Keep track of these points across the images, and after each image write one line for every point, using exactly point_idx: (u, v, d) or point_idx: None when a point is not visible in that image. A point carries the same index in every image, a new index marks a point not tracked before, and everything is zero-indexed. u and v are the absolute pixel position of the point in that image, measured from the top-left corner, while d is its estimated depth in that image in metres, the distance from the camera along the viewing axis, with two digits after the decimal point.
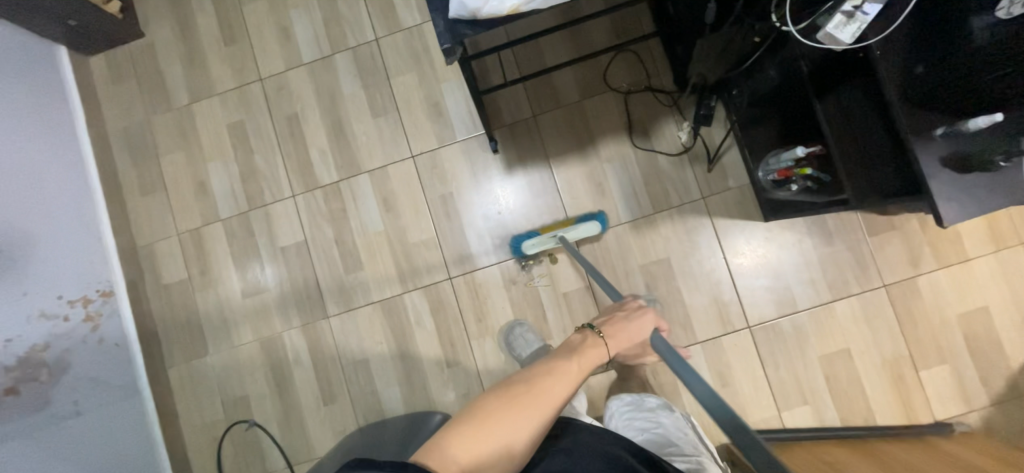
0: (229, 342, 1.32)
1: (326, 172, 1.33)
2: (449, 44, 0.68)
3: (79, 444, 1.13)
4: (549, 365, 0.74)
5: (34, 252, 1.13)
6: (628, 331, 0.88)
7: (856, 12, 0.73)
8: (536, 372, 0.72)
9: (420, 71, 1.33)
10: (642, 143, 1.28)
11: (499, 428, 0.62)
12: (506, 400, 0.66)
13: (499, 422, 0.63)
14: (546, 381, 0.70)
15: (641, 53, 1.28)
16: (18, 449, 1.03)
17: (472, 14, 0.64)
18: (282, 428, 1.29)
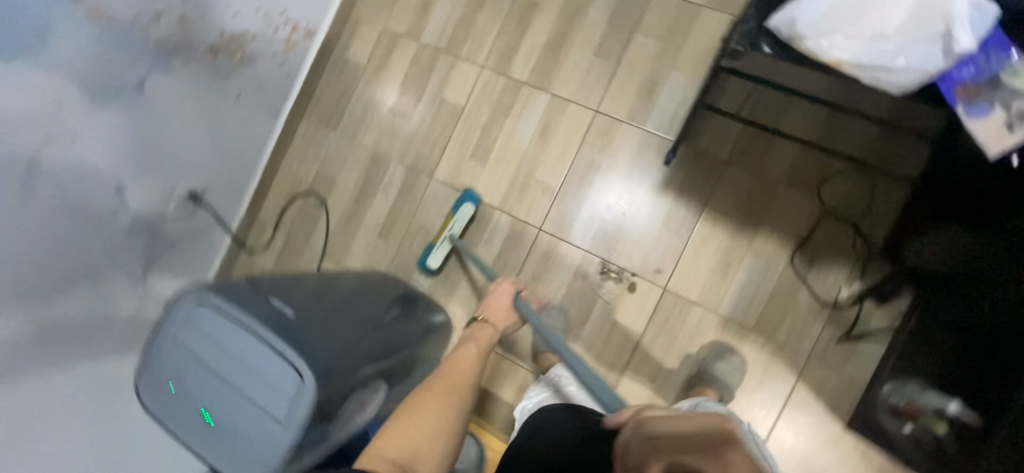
0: (353, 135, 1.46)
1: (520, 68, 1.34)
2: (740, 48, 0.66)
3: (223, 125, 1.28)
4: (452, 356, 0.98)
5: None
6: (494, 310, 1.10)
7: None
8: (446, 366, 0.95)
9: (665, 46, 1.25)
10: (799, 266, 1.13)
11: (424, 422, 0.81)
12: (426, 390, 0.87)
13: (423, 415, 0.82)
14: (448, 368, 0.94)
15: (877, 189, 1.10)
16: (188, 96, 1.18)
17: (791, 36, 0.62)
18: (338, 225, 1.44)
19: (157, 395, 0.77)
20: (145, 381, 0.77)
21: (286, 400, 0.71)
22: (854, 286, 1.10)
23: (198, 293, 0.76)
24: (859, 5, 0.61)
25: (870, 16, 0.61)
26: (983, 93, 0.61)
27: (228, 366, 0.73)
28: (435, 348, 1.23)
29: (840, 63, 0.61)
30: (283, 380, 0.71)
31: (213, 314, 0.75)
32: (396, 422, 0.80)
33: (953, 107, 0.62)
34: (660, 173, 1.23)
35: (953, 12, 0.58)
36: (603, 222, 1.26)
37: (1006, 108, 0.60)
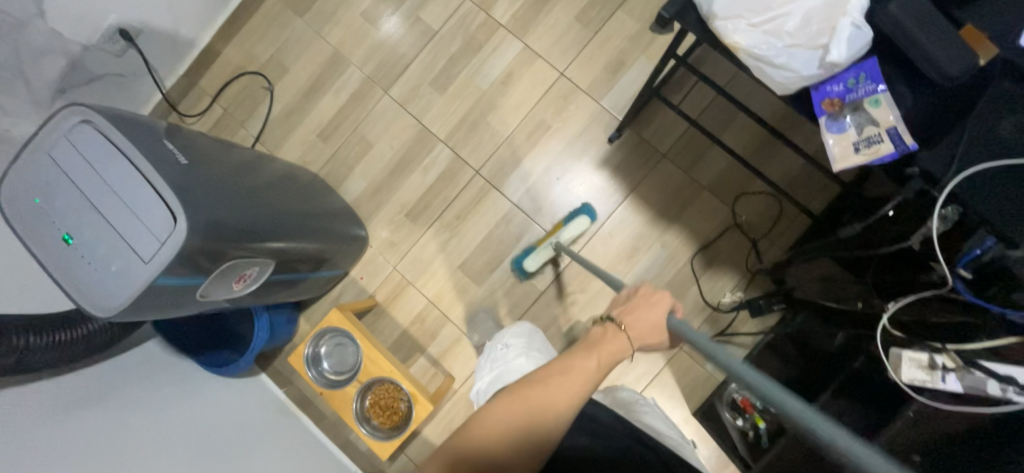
0: (317, 27, 1.39)
1: (502, 10, 1.32)
2: (668, 16, 0.70)
3: None
4: (565, 361, 0.66)
5: None
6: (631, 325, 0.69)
7: (938, 368, 0.74)
8: (546, 374, 0.65)
9: (642, 31, 1.27)
10: (697, 265, 1.23)
11: (505, 429, 0.59)
12: (514, 387, 0.64)
13: (514, 418, 0.60)
14: (546, 381, 0.64)
15: (783, 215, 1.20)
16: None
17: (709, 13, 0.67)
18: (280, 114, 1.39)
19: (14, 208, 0.72)
20: (5, 191, 0.73)
21: (155, 238, 0.69)
22: (737, 295, 1.21)
23: (82, 112, 0.73)
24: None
25: (775, 5, 0.65)
26: (845, 110, 0.68)
27: (101, 192, 0.71)
28: (343, 256, 1.24)
29: (738, 47, 0.66)
30: (155, 217, 0.70)
31: (94, 135, 0.72)
32: (485, 428, 0.60)
33: (818, 116, 0.69)
34: (602, 150, 1.27)
35: (837, 28, 0.64)
36: (538, 182, 1.29)
37: (860, 129, 0.68)
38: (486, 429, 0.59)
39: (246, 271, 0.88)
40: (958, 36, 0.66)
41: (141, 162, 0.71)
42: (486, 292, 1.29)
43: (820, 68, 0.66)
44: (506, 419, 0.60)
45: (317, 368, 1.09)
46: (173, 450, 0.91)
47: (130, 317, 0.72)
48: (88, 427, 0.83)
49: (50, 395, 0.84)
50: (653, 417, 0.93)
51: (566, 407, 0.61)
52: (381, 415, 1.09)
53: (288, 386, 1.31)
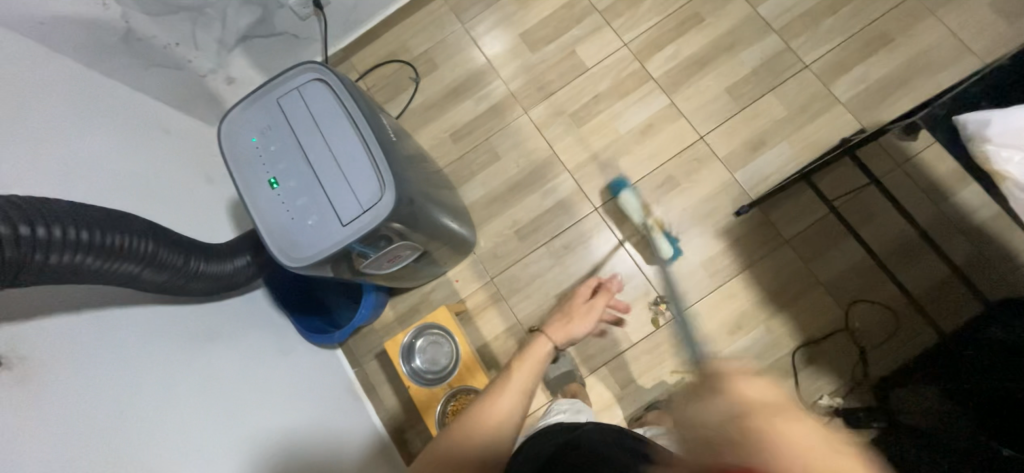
0: (477, 36, 1.45)
1: (657, 64, 1.36)
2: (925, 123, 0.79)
3: None
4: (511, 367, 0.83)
5: None
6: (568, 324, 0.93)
7: None
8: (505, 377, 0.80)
9: (791, 117, 1.29)
10: (799, 358, 1.20)
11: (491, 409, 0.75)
12: (489, 393, 0.78)
13: (501, 404, 0.76)
14: (500, 380, 0.80)
15: (901, 332, 1.16)
16: None
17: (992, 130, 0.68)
18: (419, 105, 1.44)
19: (230, 141, 0.77)
20: (226, 123, 0.77)
21: (359, 205, 0.72)
22: (835, 400, 1.16)
23: (318, 70, 0.76)
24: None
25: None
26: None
27: (317, 147, 0.74)
28: (451, 256, 1.25)
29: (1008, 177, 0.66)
30: (365, 186, 0.72)
31: (325, 93, 0.76)
32: (461, 432, 0.72)
33: None
34: (726, 221, 1.27)
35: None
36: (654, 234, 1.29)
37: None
38: (455, 436, 0.71)
39: (400, 253, 0.89)
40: None
41: (362, 127, 0.73)
42: None
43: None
44: (502, 407, 0.75)
45: (412, 362, 1.09)
46: (240, 417, 0.87)
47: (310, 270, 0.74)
48: (206, 369, 0.86)
49: (183, 325, 0.88)
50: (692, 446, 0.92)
51: (505, 418, 0.75)
52: None
53: (359, 368, 1.30)
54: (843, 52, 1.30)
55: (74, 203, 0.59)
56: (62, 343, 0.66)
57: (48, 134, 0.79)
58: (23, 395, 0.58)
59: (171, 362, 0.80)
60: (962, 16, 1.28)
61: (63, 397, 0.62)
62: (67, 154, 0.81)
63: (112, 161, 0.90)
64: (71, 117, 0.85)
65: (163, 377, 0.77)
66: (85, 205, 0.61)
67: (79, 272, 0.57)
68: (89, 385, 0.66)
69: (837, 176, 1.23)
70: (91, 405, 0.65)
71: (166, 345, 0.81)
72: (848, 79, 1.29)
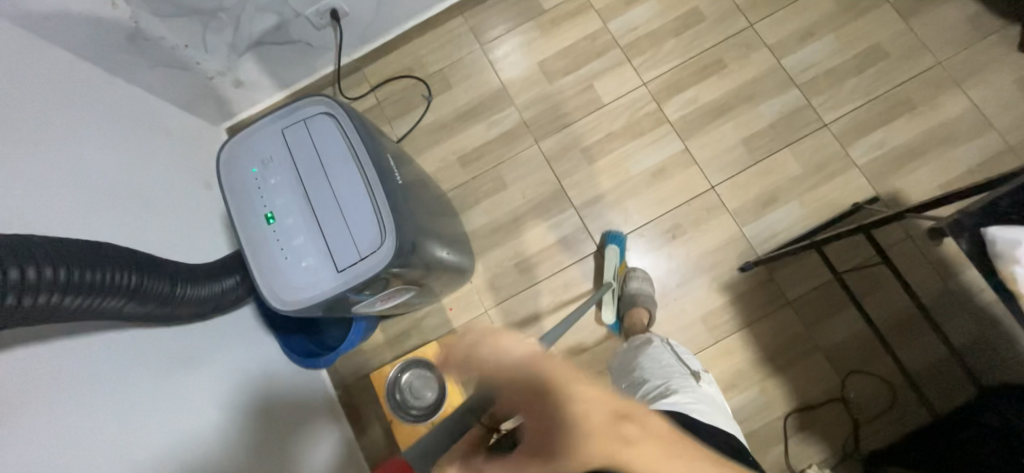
0: (494, 59, 1.43)
1: (676, 106, 1.34)
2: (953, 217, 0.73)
3: None
4: None
5: None
6: None
7: None
8: None
9: (805, 176, 1.27)
10: (790, 423, 1.17)
11: None
12: None
13: None
14: None
15: (897, 408, 1.14)
16: None
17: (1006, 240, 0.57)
18: (429, 124, 1.41)
19: (227, 169, 0.73)
20: (226, 149, 0.74)
21: (357, 252, 0.69)
22: (823, 471, 1.14)
23: (328, 104, 0.73)
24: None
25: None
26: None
27: (320, 185, 0.71)
28: (448, 285, 1.21)
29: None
30: (366, 232, 0.69)
31: (333, 129, 0.72)
32: None
33: None
34: (730, 275, 1.25)
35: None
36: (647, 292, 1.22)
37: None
38: None
39: (395, 293, 0.86)
40: None
41: (368, 169, 0.70)
42: None
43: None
44: None
45: (397, 396, 1.05)
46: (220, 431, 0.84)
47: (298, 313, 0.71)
48: (193, 381, 0.84)
49: (172, 345, 0.83)
50: (670, 361, 0.97)
51: None
52: None
53: (342, 389, 1.26)
54: (865, 114, 1.28)
55: (53, 241, 0.56)
56: (51, 368, 0.61)
57: (55, 147, 0.75)
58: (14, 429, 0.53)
59: (159, 385, 0.76)
60: (987, 90, 1.26)
61: (51, 428, 0.57)
62: (76, 168, 0.78)
63: (110, 169, 0.86)
64: (72, 119, 0.82)
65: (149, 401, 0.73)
66: (59, 242, 0.57)
67: (56, 314, 0.53)
68: (78, 415, 0.61)
69: (848, 241, 1.21)
70: (79, 436, 0.60)
71: (156, 364, 0.77)
72: (865, 142, 1.27)
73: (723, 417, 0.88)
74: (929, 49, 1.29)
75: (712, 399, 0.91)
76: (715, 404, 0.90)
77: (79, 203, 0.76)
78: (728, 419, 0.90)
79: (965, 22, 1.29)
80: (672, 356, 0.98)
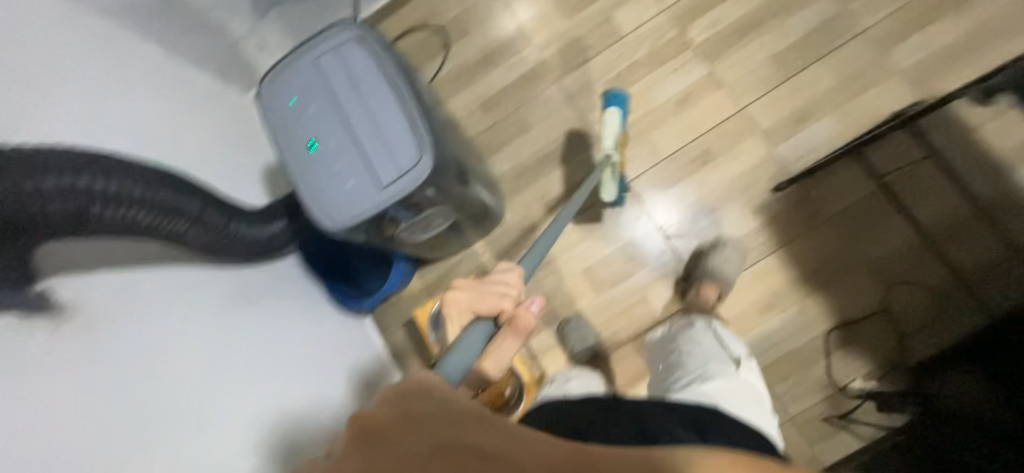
0: (508, 1, 1.41)
1: (699, 30, 1.30)
2: None
3: None
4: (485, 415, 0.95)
5: None
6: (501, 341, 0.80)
7: None
8: None
9: (840, 89, 1.22)
10: (832, 339, 1.16)
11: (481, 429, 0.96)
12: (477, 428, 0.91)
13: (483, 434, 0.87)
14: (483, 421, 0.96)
15: (946, 316, 1.11)
16: None
17: None
18: (448, 73, 1.41)
19: (270, 105, 0.77)
20: (267, 85, 0.78)
21: (396, 169, 0.71)
22: (869, 383, 1.13)
23: (357, 31, 0.75)
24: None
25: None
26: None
27: (355, 109, 0.73)
28: (480, 226, 1.23)
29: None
30: (401, 148, 0.71)
31: (362, 54, 0.74)
32: None
33: None
34: (763, 197, 1.23)
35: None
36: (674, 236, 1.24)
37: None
38: None
39: (433, 219, 0.89)
40: None
41: (400, 89, 0.72)
42: (604, 303, 1.27)
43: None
44: None
45: (440, 330, 1.10)
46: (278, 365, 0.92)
47: (345, 234, 0.75)
48: (247, 320, 0.91)
49: (228, 286, 0.92)
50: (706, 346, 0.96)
51: None
52: None
53: (387, 333, 1.32)
54: (904, 17, 1.21)
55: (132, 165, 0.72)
56: (123, 291, 0.71)
57: (83, 95, 0.80)
58: (83, 337, 0.63)
59: (213, 321, 0.84)
60: None
61: (115, 340, 0.66)
62: (102, 115, 0.83)
63: (150, 119, 0.93)
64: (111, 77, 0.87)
65: (203, 336, 0.80)
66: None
67: None
68: (140, 334, 0.70)
69: (889, 151, 1.17)
70: (137, 352, 0.68)
71: (208, 302, 0.85)
72: (905, 48, 1.20)
73: (759, 410, 0.84)
74: None
75: (752, 388, 0.88)
76: (754, 394, 0.87)
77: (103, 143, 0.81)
78: (767, 413, 0.86)
79: None
80: (712, 340, 0.97)
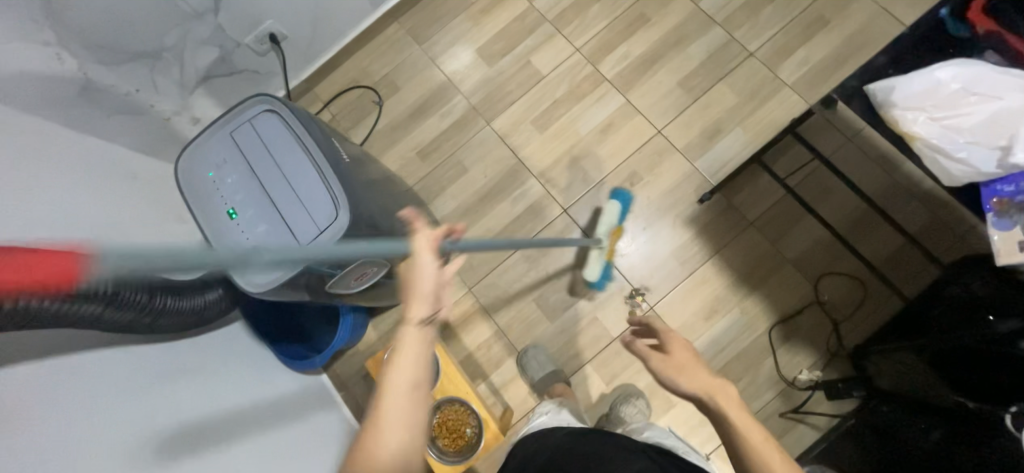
0: (436, 56, 1.50)
1: (610, 65, 1.41)
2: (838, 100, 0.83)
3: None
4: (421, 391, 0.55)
5: None
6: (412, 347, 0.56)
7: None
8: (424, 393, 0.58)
9: (741, 104, 1.34)
10: (774, 335, 1.22)
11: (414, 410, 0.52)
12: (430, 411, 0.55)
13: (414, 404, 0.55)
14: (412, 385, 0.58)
15: (869, 300, 1.19)
16: None
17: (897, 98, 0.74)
18: (385, 127, 1.47)
19: (187, 179, 0.79)
20: (184, 160, 0.80)
21: (316, 227, 0.74)
22: (814, 374, 1.19)
23: (269, 102, 0.79)
24: (952, 94, 0.72)
25: (960, 106, 0.72)
26: (1012, 210, 0.69)
27: (272, 174, 0.77)
28: None
29: (916, 137, 0.73)
30: (320, 208, 0.74)
31: (276, 123, 0.78)
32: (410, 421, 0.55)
33: (984, 212, 0.70)
34: (690, 209, 1.30)
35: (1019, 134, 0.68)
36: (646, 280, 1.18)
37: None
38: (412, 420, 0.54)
39: (367, 270, 0.92)
40: None
41: (313, 151, 0.76)
42: (558, 330, 1.29)
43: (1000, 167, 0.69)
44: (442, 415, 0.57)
45: None
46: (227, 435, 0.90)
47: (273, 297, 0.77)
48: (193, 392, 0.90)
49: (165, 362, 0.90)
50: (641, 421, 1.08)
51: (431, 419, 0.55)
52: (446, 436, 1.07)
53: (345, 391, 1.29)
54: (785, 37, 1.36)
55: None
56: (45, 381, 0.69)
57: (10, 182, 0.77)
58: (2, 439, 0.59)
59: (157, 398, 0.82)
60: None
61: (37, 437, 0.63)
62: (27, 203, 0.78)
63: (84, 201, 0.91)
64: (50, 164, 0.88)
65: (143, 415, 0.77)
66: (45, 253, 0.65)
67: (35, 319, 0.61)
68: (70, 427, 0.67)
69: (793, 155, 1.27)
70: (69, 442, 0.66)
71: (144, 380, 0.83)
72: (791, 63, 1.34)
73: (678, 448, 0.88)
74: None
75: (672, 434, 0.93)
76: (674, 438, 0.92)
77: (14, 226, 0.74)
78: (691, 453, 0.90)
79: None
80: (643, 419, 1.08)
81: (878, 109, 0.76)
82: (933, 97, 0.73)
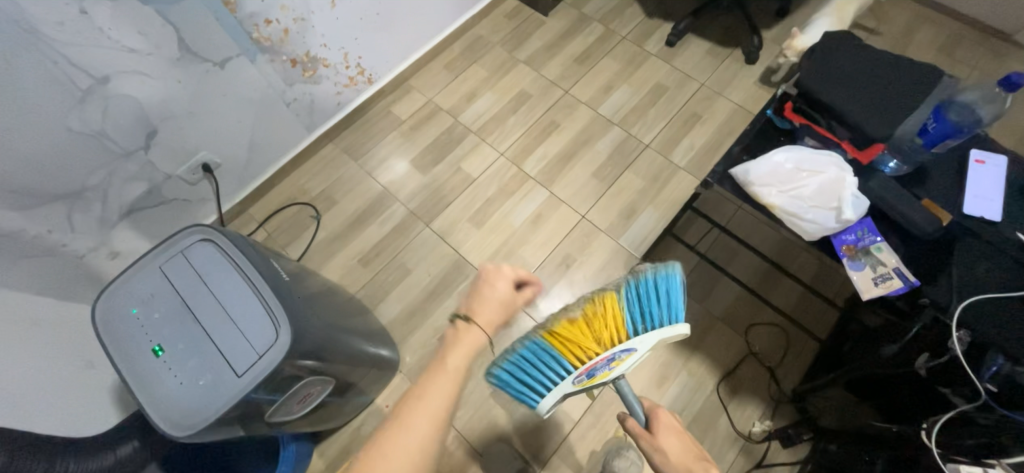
0: (372, 169, 1.60)
1: (532, 164, 1.59)
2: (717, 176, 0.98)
3: (261, 126, 1.41)
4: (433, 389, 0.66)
5: (380, 39, 1.54)
6: (487, 303, 0.79)
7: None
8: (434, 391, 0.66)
9: (647, 186, 1.55)
10: (722, 393, 1.27)
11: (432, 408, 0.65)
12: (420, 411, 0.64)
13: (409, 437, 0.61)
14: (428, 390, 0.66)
15: (792, 346, 1.32)
16: (252, 92, 1.32)
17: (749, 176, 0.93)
18: (324, 239, 1.50)
19: (104, 319, 0.74)
20: (103, 300, 0.76)
21: (254, 352, 0.72)
22: (765, 424, 1.24)
23: (204, 232, 0.80)
24: (789, 172, 0.92)
25: (796, 179, 0.91)
26: (859, 254, 0.88)
27: (204, 304, 0.75)
28: (376, 382, 1.20)
29: (774, 205, 0.91)
30: (256, 330, 0.73)
31: (211, 251, 0.78)
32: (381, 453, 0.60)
33: (841, 258, 0.88)
34: None
35: (843, 197, 0.88)
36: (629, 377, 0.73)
37: (874, 269, 0.86)
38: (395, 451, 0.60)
39: (310, 391, 0.87)
40: (923, 206, 0.89)
41: (249, 274, 0.76)
42: (519, 423, 1.25)
43: (837, 222, 0.88)
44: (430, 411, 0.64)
45: None
46: None
47: (204, 436, 0.71)
48: None
49: None
50: None
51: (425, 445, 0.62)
52: None
53: None
54: (670, 131, 1.64)
55: None
56: None
57: None
58: None
59: None
60: (741, 94, 1.70)
61: None
62: None
63: None
64: None
65: None
66: None
67: None
68: None
69: (698, 226, 1.46)
70: None
71: None
72: (679, 150, 1.60)
73: None
74: (692, 78, 1.74)
75: None
76: None
77: None
78: None
79: (706, 56, 1.78)
80: None
81: (744, 186, 0.94)
82: (776, 175, 0.92)
